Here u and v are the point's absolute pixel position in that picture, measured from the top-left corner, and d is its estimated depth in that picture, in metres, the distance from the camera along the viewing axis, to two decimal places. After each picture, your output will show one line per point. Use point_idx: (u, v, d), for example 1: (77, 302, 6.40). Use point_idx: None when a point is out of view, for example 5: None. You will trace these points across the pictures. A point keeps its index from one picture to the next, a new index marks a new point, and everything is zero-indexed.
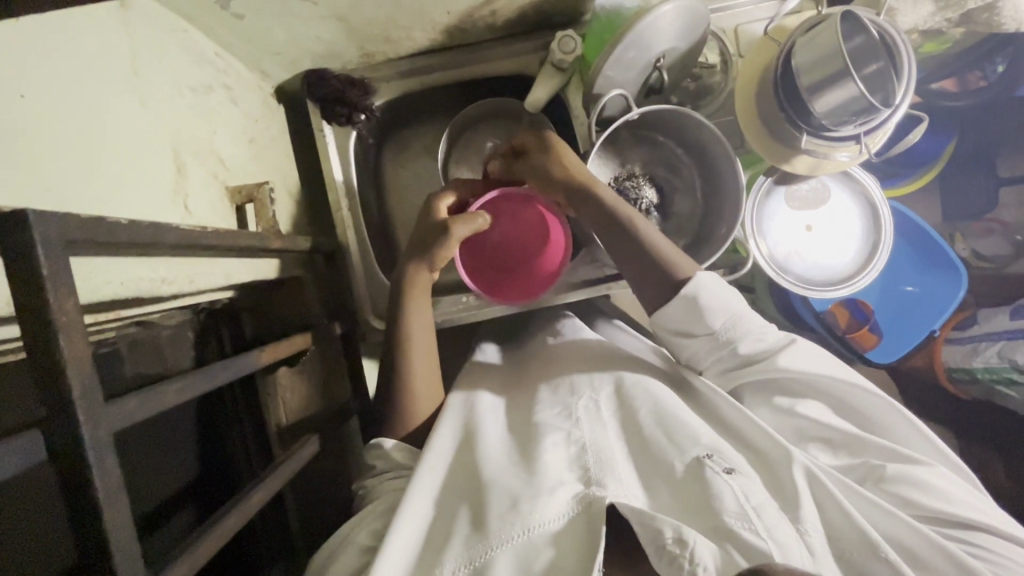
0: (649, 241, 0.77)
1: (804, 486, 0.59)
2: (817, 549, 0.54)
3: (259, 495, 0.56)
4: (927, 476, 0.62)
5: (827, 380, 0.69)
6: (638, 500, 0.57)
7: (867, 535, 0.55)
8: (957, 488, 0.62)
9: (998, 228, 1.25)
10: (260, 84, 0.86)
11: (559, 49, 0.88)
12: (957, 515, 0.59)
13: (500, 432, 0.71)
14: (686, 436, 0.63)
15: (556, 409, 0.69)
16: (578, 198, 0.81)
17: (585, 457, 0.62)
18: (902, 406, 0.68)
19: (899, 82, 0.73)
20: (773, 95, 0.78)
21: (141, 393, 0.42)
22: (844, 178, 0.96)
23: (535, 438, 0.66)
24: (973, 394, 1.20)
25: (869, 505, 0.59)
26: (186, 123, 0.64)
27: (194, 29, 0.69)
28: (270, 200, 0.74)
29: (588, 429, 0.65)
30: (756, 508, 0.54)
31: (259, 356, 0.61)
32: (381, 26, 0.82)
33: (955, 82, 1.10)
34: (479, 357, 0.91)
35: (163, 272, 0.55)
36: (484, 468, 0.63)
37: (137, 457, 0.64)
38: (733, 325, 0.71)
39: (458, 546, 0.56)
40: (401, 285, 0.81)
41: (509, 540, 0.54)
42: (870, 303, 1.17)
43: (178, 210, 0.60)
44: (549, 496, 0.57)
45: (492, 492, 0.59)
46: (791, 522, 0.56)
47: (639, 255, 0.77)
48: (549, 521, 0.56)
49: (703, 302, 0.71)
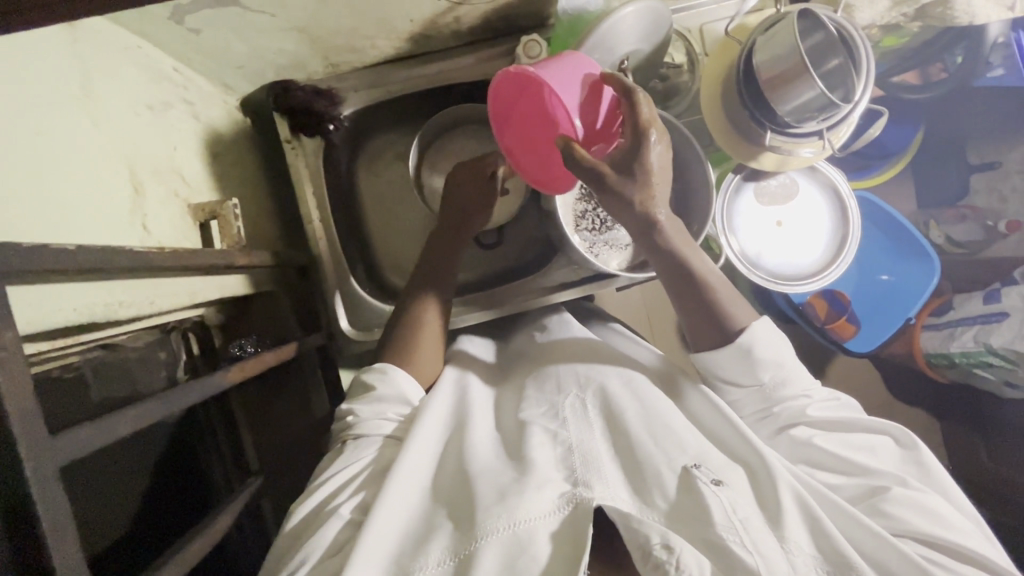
0: (711, 287, 0.71)
1: (789, 504, 0.58)
2: (799, 566, 0.54)
3: (224, 518, 0.57)
4: (914, 497, 0.61)
5: (846, 418, 0.68)
6: (626, 503, 0.57)
7: (844, 556, 0.54)
8: (949, 513, 0.60)
9: (971, 214, 1.27)
10: (224, 97, 0.85)
11: (524, 54, 0.86)
12: (943, 539, 0.58)
13: (489, 429, 0.70)
14: (673, 443, 0.62)
15: (543, 409, 0.69)
16: (645, 241, 0.70)
17: (572, 458, 0.62)
18: (910, 435, 0.67)
19: (858, 77, 0.73)
20: (737, 95, 0.79)
21: (95, 422, 0.41)
22: (808, 171, 0.97)
23: (521, 438, 0.65)
24: (951, 378, 1.22)
25: (854, 521, 0.58)
26: (142, 142, 0.63)
27: (150, 46, 0.68)
28: (234, 215, 0.70)
29: (575, 430, 0.65)
30: (743, 521, 0.55)
31: (225, 376, 0.60)
32: (343, 35, 0.82)
33: (917, 74, 1.11)
34: (467, 346, 0.92)
35: (120, 294, 0.54)
36: (471, 467, 0.62)
37: (92, 483, 0.63)
38: (782, 382, 0.70)
39: (444, 540, 0.55)
40: (401, 311, 0.81)
41: (495, 532, 0.54)
42: (847, 293, 1.19)
43: (137, 231, 0.59)
44: (537, 491, 0.57)
45: (480, 486, 0.59)
46: (776, 539, 0.55)
47: (697, 306, 0.71)
48: (535, 518, 0.55)
49: (756, 354, 0.69)
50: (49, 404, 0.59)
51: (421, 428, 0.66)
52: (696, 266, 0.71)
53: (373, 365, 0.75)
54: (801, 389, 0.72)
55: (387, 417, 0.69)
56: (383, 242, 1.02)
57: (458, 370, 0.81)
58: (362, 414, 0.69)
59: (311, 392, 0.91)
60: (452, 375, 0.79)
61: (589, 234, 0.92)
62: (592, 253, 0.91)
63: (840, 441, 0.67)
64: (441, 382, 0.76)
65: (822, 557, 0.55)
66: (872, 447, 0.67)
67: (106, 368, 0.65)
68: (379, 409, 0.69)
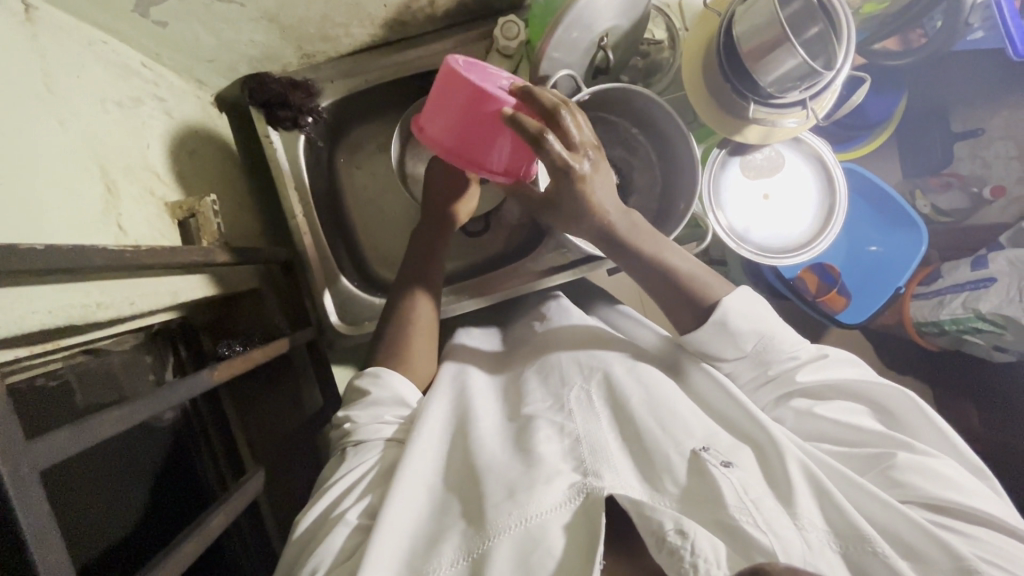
0: (682, 269, 0.72)
1: (797, 476, 0.58)
2: (814, 543, 0.53)
3: (219, 518, 0.56)
4: (922, 461, 0.60)
5: (849, 380, 0.68)
6: (636, 490, 0.57)
7: (858, 529, 0.54)
8: (958, 476, 0.60)
9: (956, 182, 1.28)
10: (197, 92, 0.83)
11: (502, 35, 0.85)
12: (953, 503, 0.57)
13: (493, 419, 0.70)
14: (680, 428, 0.63)
15: (548, 402, 0.68)
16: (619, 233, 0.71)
17: (580, 448, 0.61)
18: (916, 397, 0.66)
19: (838, 45, 0.73)
20: (717, 68, 0.78)
21: (76, 425, 0.40)
22: (793, 143, 0.97)
23: (526, 431, 0.65)
24: (943, 345, 1.24)
25: (863, 494, 0.58)
26: (112, 140, 0.61)
27: (118, 42, 0.66)
28: (213, 213, 0.68)
29: (580, 420, 0.64)
30: (754, 500, 0.55)
31: (211, 374, 0.59)
32: (315, 24, 0.80)
33: (898, 40, 1.12)
34: (465, 339, 0.91)
35: (97, 296, 0.53)
36: (478, 463, 0.61)
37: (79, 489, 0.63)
38: (767, 346, 0.70)
39: (455, 541, 0.55)
40: (393, 304, 0.80)
41: (507, 531, 0.53)
42: (837, 265, 1.20)
43: (112, 230, 0.58)
44: (545, 486, 0.56)
45: (488, 484, 0.58)
46: (789, 516, 0.55)
47: (674, 288, 0.71)
48: (547, 511, 0.55)
49: (733, 325, 0.69)
50: (24, 409, 0.57)
51: (423, 428, 0.66)
52: (660, 249, 0.72)
53: (367, 369, 0.74)
54: (790, 347, 0.71)
55: (387, 420, 0.68)
56: (370, 236, 1.00)
57: (457, 364, 0.81)
58: (359, 420, 0.68)
59: (303, 392, 0.92)
60: (450, 370, 0.78)
61: None
62: None
63: (841, 409, 0.67)
64: (439, 380, 0.75)
65: (833, 531, 0.55)
66: (871, 414, 0.68)
67: (92, 374, 0.64)
68: (376, 413, 0.68)
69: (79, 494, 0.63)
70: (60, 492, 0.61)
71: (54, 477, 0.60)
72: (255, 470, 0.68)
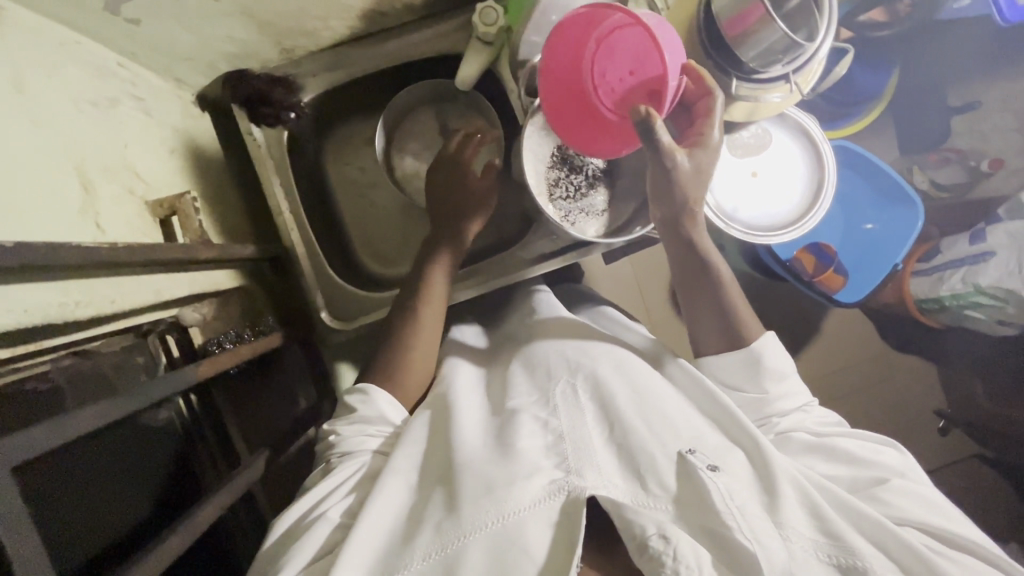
0: (730, 304, 0.73)
1: (789, 493, 0.58)
2: (797, 551, 0.54)
3: (207, 512, 0.56)
4: (910, 488, 0.63)
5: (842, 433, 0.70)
6: (617, 489, 0.57)
7: (849, 545, 0.55)
8: (944, 503, 0.63)
9: (955, 156, 1.26)
10: (178, 92, 0.83)
11: (481, 22, 0.82)
12: (941, 528, 0.60)
13: (479, 411, 0.71)
14: (668, 430, 0.63)
15: (534, 396, 0.69)
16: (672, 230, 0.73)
17: (562, 445, 0.62)
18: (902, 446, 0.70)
19: (820, 15, 0.72)
20: (700, 46, 0.77)
21: (51, 420, 0.41)
22: (777, 119, 0.96)
23: (509, 425, 0.65)
24: (942, 321, 1.20)
25: (853, 512, 0.59)
26: (87, 139, 0.60)
27: (90, 41, 0.66)
28: (194, 209, 0.70)
29: (565, 417, 0.65)
30: (739, 506, 0.56)
31: (195, 370, 0.60)
32: (292, 17, 0.79)
33: (883, 11, 1.12)
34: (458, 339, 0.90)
35: (75, 294, 0.53)
36: (457, 454, 0.62)
37: (76, 498, 0.59)
38: (781, 396, 0.71)
39: (428, 533, 0.55)
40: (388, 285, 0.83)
41: (483, 527, 0.54)
42: (834, 245, 1.19)
43: (88, 229, 0.57)
44: (525, 482, 0.57)
45: (466, 478, 0.59)
46: (773, 523, 0.56)
47: (718, 315, 0.73)
48: (525, 509, 0.55)
49: (765, 364, 0.70)
50: (11, 416, 0.53)
51: (414, 427, 0.67)
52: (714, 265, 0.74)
53: (355, 385, 0.73)
54: (800, 403, 0.73)
55: (370, 433, 0.68)
56: (361, 232, 1.01)
57: (453, 360, 0.82)
58: (344, 433, 0.68)
59: (298, 389, 0.94)
60: (450, 368, 0.80)
61: (564, 202, 0.87)
62: (569, 223, 0.87)
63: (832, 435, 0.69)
64: (439, 384, 0.76)
65: (819, 541, 0.55)
66: (865, 442, 0.70)
67: (80, 377, 0.60)
68: (361, 427, 0.68)
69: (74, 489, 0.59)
70: (48, 494, 0.56)
71: (35, 480, 0.55)
72: (253, 458, 0.70)
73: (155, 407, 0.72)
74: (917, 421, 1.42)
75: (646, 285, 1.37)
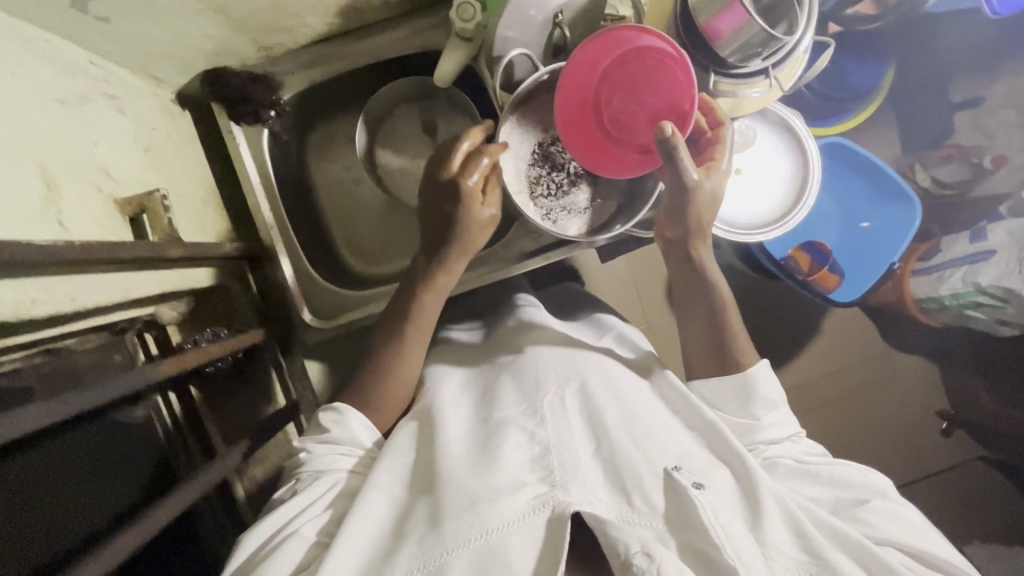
0: (728, 327, 0.75)
1: (772, 510, 0.57)
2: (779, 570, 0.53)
3: (170, 507, 0.55)
4: (893, 508, 0.63)
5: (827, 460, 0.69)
6: (603, 505, 0.56)
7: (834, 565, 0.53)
8: (922, 522, 0.63)
9: (957, 154, 1.24)
10: (156, 90, 0.83)
11: (458, 17, 0.81)
12: (920, 548, 0.60)
13: (466, 420, 0.70)
14: (655, 447, 0.63)
15: (522, 407, 0.67)
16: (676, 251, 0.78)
17: (548, 458, 0.61)
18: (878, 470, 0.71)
19: (799, 9, 0.71)
20: (677, 40, 0.76)
21: (33, 407, 0.44)
22: (760, 114, 0.94)
23: (495, 437, 0.65)
24: (942, 321, 1.17)
25: (834, 532, 0.58)
26: (54, 137, 0.61)
27: (57, 39, 0.66)
28: (163, 208, 0.71)
29: (553, 429, 0.64)
30: (724, 525, 0.55)
31: (159, 367, 0.59)
32: (266, 14, 0.79)
33: (872, 4, 1.10)
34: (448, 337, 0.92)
35: (33, 293, 0.55)
36: (442, 467, 0.62)
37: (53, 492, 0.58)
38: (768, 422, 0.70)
39: (411, 548, 0.55)
40: None
41: (466, 543, 0.54)
42: (828, 243, 1.17)
43: (50, 228, 0.57)
44: (509, 498, 0.57)
45: (451, 493, 0.58)
46: (756, 541, 0.55)
47: (716, 335, 0.75)
48: (508, 524, 0.55)
49: (756, 391, 0.71)
50: None
51: (399, 441, 0.68)
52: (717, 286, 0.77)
53: (330, 403, 0.73)
54: (787, 431, 0.71)
55: (342, 452, 0.68)
56: (344, 230, 1.01)
57: (437, 371, 0.82)
58: (315, 451, 0.68)
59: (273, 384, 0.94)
60: (433, 382, 0.79)
61: (546, 201, 0.86)
62: (550, 220, 0.85)
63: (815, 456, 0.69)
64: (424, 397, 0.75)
65: (803, 561, 0.54)
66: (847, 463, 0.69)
67: (56, 373, 0.59)
68: (335, 446, 0.68)
69: (28, 494, 0.56)
70: (27, 490, 0.56)
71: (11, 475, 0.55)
72: (228, 450, 0.70)
73: (130, 405, 0.72)
74: (918, 424, 1.39)
75: (639, 283, 1.35)
